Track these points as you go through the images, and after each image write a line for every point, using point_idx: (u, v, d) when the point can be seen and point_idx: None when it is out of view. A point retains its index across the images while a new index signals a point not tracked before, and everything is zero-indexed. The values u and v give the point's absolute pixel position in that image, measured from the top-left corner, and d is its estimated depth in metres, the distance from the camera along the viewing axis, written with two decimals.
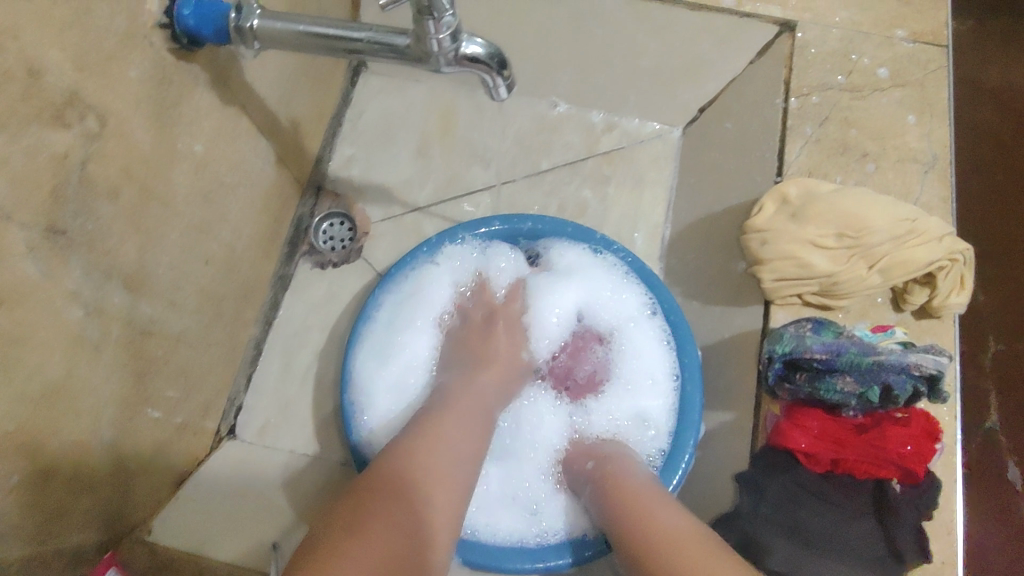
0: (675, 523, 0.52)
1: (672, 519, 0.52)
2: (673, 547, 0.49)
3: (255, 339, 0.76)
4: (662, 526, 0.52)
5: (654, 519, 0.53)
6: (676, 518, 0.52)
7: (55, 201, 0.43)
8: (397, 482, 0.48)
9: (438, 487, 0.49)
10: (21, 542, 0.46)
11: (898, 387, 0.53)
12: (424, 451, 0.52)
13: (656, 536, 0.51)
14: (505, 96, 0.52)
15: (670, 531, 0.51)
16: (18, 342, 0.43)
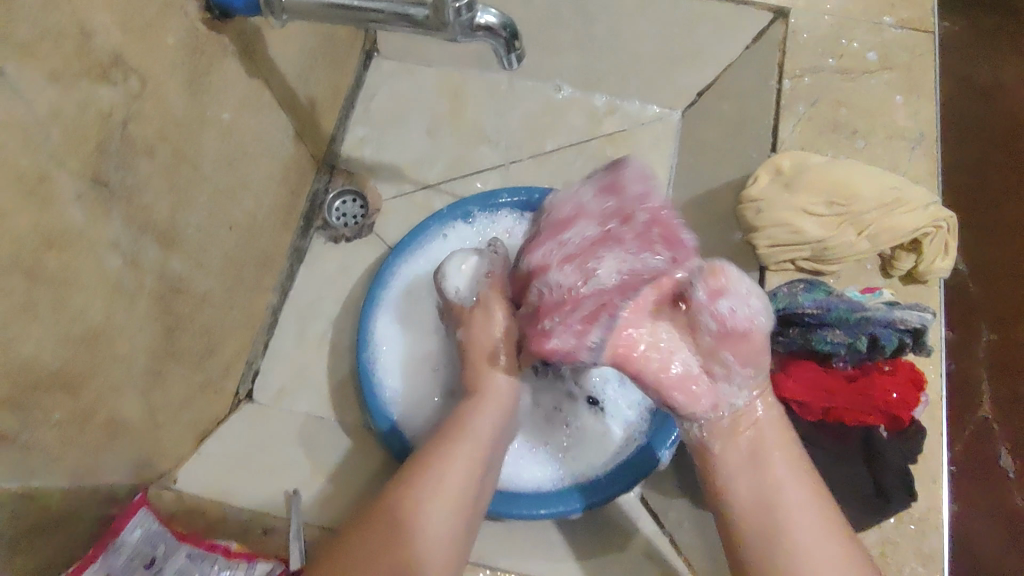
0: (819, 528, 0.51)
1: (813, 519, 0.51)
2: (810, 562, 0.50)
3: (273, 306, 0.81)
4: (810, 535, 0.50)
5: (795, 515, 0.51)
6: (822, 531, 0.51)
7: (100, 154, 0.46)
8: (409, 529, 0.51)
9: (449, 525, 0.53)
10: (61, 476, 0.49)
11: (884, 338, 0.57)
12: (440, 493, 0.53)
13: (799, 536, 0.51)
14: (514, 67, 0.55)
15: (808, 540, 0.50)
16: (62, 285, 0.45)
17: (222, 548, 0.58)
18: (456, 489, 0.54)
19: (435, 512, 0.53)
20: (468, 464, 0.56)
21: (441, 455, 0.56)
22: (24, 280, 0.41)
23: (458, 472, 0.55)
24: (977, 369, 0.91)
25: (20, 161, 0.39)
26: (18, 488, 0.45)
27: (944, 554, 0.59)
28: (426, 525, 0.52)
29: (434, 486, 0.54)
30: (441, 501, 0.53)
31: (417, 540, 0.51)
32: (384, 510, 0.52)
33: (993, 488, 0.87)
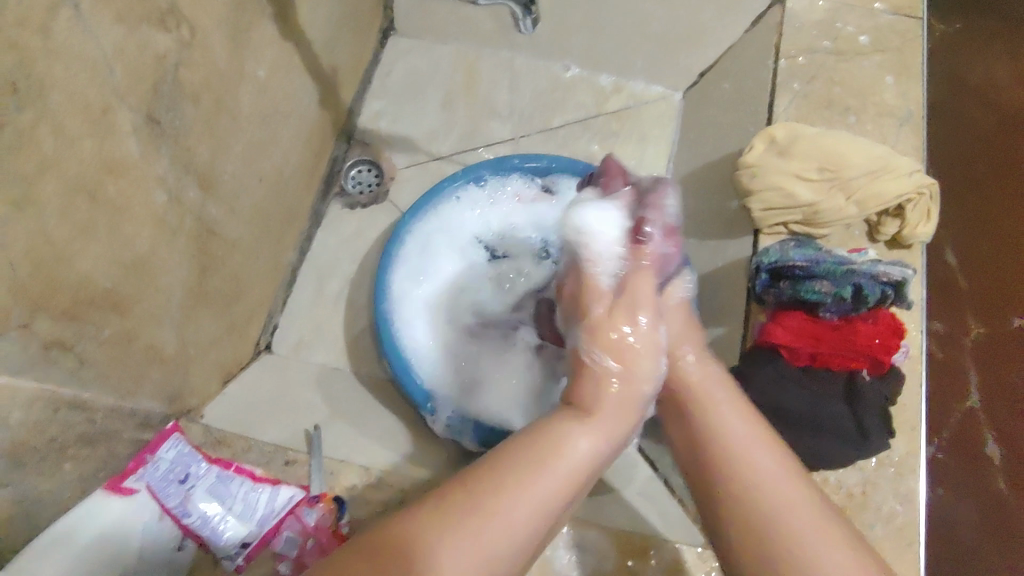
0: (752, 441, 0.49)
1: (763, 450, 0.49)
2: (757, 479, 0.47)
3: (293, 263, 0.87)
4: (753, 456, 0.48)
5: (726, 429, 0.51)
6: (765, 452, 0.48)
7: (154, 94, 0.50)
8: (452, 553, 0.37)
9: (498, 559, 0.39)
10: (109, 391, 0.53)
11: (869, 289, 0.62)
12: (509, 514, 0.40)
13: (742, 456, 0.48)
14: (528, 31, 0.59)
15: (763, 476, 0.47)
16: (118, 210, 0.49)
17: (249, 472, 0.62)
18: (524, 516, 0.40)
19: (493, 541, 0.39)
20: (554, 492, 0.42)
21: (526, 470, 0.42)
22: (87, 201, 0.46)
23: (525, 507, 0.40)
24: (965, 358, 0.90)
25: (91, 90, 0.44)
26: (72, 395, 0.49)
27: (922, 496, 0.63)
28: (469, 543, 0.38)
29: (501, 502, 0.40)
30: (502, 525, 0.39)
31: (447, 566, 0.37)
32: (431, 524, 0.38)
33: (979, 476, 0.85)
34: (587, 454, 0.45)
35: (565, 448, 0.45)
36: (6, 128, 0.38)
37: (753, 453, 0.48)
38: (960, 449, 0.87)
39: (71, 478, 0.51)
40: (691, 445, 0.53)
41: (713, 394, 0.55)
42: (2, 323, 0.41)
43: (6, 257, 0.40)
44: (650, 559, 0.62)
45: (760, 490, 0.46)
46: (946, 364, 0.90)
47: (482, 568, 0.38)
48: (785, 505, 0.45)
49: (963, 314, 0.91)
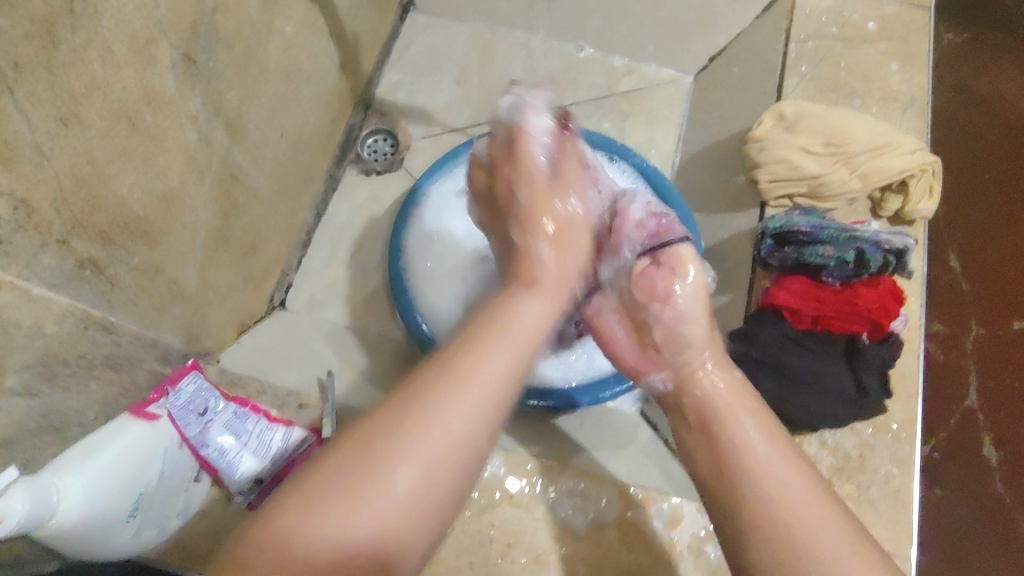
0: (776, 451, 0.45)
1: (768, 442, 0.46)
2: (776, 489, 0.43)
3: (308, 225, 0.89)
4: (767, 461, 0.44)
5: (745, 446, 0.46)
6: (788, 467, 0.44)
7: (193, 33, 0.53)
8: (406, 453, 0.36)
9: (463, 445, 0.38)
10: (136, 319, 0.55)
11: (871, 254, 0.64)
12: (461, 400, 0.39)
13: (759, 459, 0.45)
14: None
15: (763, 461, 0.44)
16: (154, 140, 0.51)
17: (263, 412, 0.63)
18: (475, 408, 0.39)
19: (454, 424, 0.38)
20: (513, 359, 0.42)
21: (468, 355, 0.41)
22: (126, 127, 0.48)
23: (479, 405, 0.39)
24: (965, 361, 0.96)
25: (137, 20, 0.46)
26: (101, 317, 0.51)
27: (915, 459, 0.64)
28: (435, 437, 0.37)
29: (453, 389, 0.39)
30: (451, 425, 0.38)
31: (407, 476, 0.36)
32: (392, 420, 0.37)
33: (978, 475, 0.91)
34: (536, 314, 0.46)
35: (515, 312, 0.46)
36: (60, 44, 0.40)
37: (773, 468, 0.44)
38: (957, 447, 0.93)
39: (97, 399, 0.53)
40: (709, 446, 0.48)
41: (726, 398, 0.50)
42: (45, 234, 0.43)
43: (52, 168, 0.42)
44: (650, 509, 0.63)
45: (768, 498, 0.42)
46: (947, 367, 0.95)
47: (438, 463, 0.37)
48: (805, 519, 0.41)
49: (963, 319, 0.97)
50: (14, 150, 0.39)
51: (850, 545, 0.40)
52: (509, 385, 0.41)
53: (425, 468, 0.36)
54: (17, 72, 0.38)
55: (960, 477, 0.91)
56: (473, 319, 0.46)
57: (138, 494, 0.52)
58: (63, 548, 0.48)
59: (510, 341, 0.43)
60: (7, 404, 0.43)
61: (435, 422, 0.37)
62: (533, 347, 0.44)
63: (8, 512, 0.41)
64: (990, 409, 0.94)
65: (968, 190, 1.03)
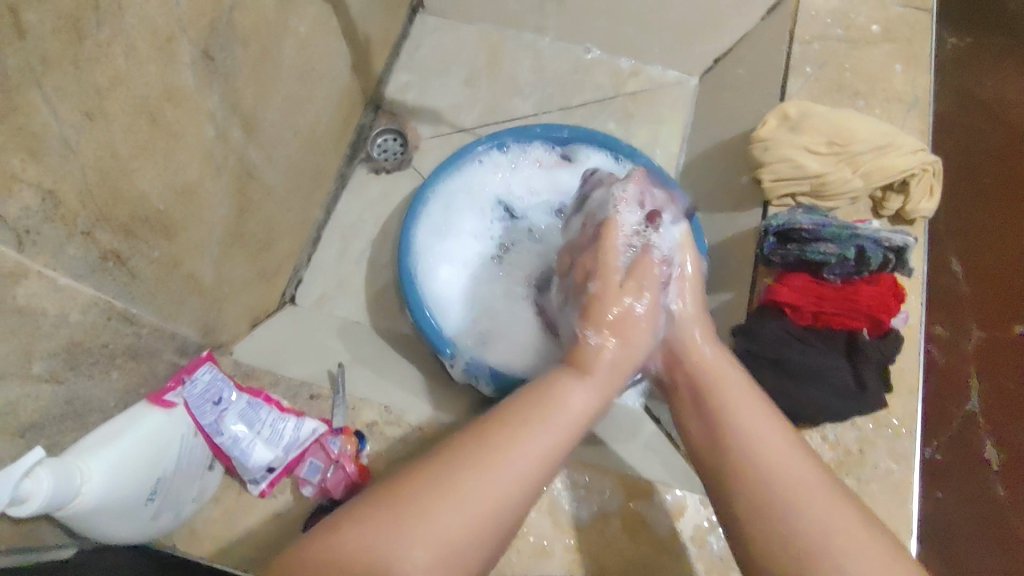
0: (769, 432, 0.45)
1: (766, 425, 0.46)
2: (770, 466, 0.43)
3: (318, 222, 0.91)
4: (758, 438, 0.45)
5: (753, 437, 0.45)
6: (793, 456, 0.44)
7: (211, 32, 0.54)
8: (446, 512, 0.37)
9: (505, 513, 0.39)
10: (155, 311, 0.57)
11: (871, 251, 0.65)
12: (508, 475, 0.40)
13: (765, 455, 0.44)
14: None
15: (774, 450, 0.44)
16: (174, 136, 0.53)
17: (276, 403, 0.65)
18: (515, 478, 0.40)
19: (481, 500, 0.38)
20: (552, 451, 0.42)
21: (518, 435, 0.42)
22: (148, 123, 0.50)
23: (530, 462, 0.41)
24: (965, 364, 0.97)
25: (158, 18, 0.48)
26: (123, 306, 0.52)
27: (915, 454, 0.65)
28: (465, 508, 0.38)
29: (500, 463, 0.40)
30: (499, 488, 0.39)
31: (462, 512, 0.38)
32: (438, 487, 0.38)
33: (978, 478, 0.92)
34: (582, 406, 0.46)
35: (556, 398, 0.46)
36: (86, 41, 0.42)
37: (771, 447, 0.44)
38: (959, 448, 0.93)
39: (116, 387, 0.54)
40: (706, 428, 0.49)
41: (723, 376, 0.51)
42: (69, 225, 0.45)
43: (78, 161, 0.44)
44: (653, 501, 0.64)
45: (767, 480, 0.42)
46: (949, 370, 0.96)
47: (478, 522, 0.38)
48: (781, 471, 0.43)
49: (965, 322, 0.98)
50: (42, 142, 0.41)
51: (835, 509, 0.40)
52: (547, 465, 0.42)
53: (469, 520, 0.38)
54: (45, 66, 0.39)
55: (963, 478, 0.92)
56: (516, 401, 0.45)
57: (157, 479, 0.54)
58: (84, 528, 0.50)
59: (553, 432, 0.43)
60: (34, 389, 0.45)
61: (482, 480, 0.39)
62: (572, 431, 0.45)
63: (33, 490, 0.43)
64: (988, 409, 0.95)
65: (971, 192, 1.04)
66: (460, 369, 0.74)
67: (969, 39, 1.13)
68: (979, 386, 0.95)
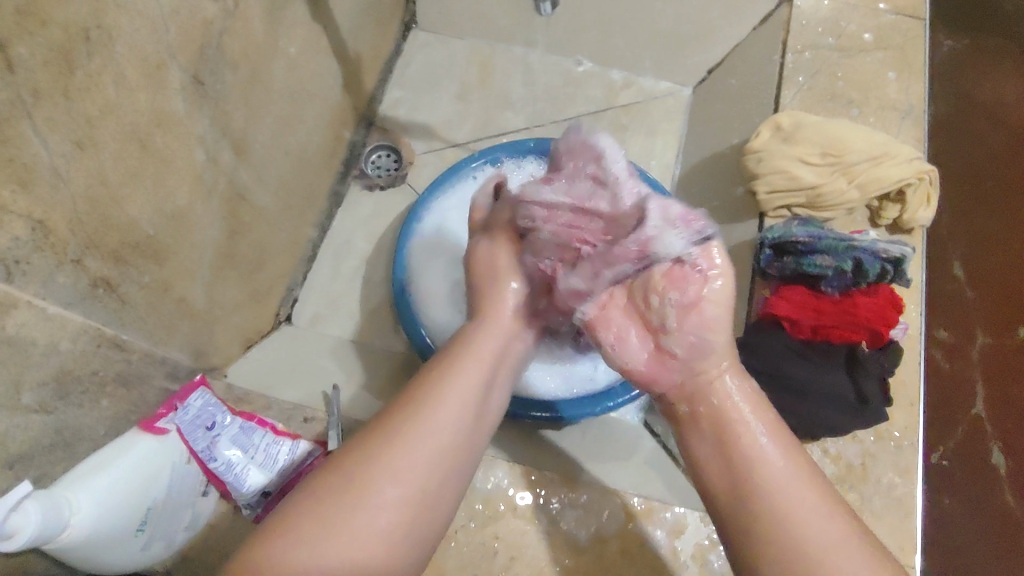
0: (792, 476, 0.47)
1: (791, 470, 0.47)
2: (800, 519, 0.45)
3: (312, 241, 0.90)
4: (780, 476, 0.47)
5: (780, 484, 0.47)
6: (797, 480, 0.47)
7: (201, 56, 0.54)
8: (368, 503, 0.45)
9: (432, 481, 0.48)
10: (144, 335, 0.56)
11: (869, 263, 0.65)
12: (423, 444, 0.48)
13: (775, 481, 0.47)
14: (549, 11, 0.72)
15: (778, 475, 0.47)
16: (164, 161, 0.53)
17: (270, 426, 0.64)
18: (423, 460, 0.47)
19: (412, 469, 0.47)
20: (460, 411, 0.51)
21: (421, 411, 0.49)
22: (138, 149, 0.50)
23: (449, 421, 0.50)
24: (971, 371, 0.95)
25: (148, 45, 0.48)
26: (113, 333, 0.52)
27: (918, 468, 0.64)
28: (403, 475, 0.46)
29: (416, 436, 0.48)
30: (415, 468, 0.47)
31: (395, 486, 0.46)
32: (351, 465, 0.46)
33: (987, 487, 0.91)
34: (478, 374, 0.53)
35: (454, 381, 0.52)
36: (77, 70, 0.42)
37: (804, 511, 0.45)
38: (964, 455, 0.92)
39: (107, 415, 0.54)
40: (724, 463, 0.49)
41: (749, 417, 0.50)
42: (60, 252, 0.44)
43: (68, 191, 0.44)
44: (651, 521, 0.63)
45: (778, 499, 0.46)
46: (952, 376, 0.95)
47: (404, 502, 0.46)
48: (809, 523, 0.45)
49: (969, 327, 0.97)
50: (31, 173, 0.40)
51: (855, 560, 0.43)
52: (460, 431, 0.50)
53: (399, 493, 0.46)
54: (35, 98, 0.39)
55: (968, 485, 0.91)
56: (390, 427, 0.48)
57: (148, 507, 0.54)
58: (75, 560, 0.49)
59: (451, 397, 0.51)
60: (24, 420, 0.44)
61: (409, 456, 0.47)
62: (476, 390, 0.52)
63: (18, 527, 0.42)
64: (995, 418, 0.94)
65: (969, 197, 1.03)
66: None
67: (964, 43, 1.12)
68: (985, 393, 0.94)
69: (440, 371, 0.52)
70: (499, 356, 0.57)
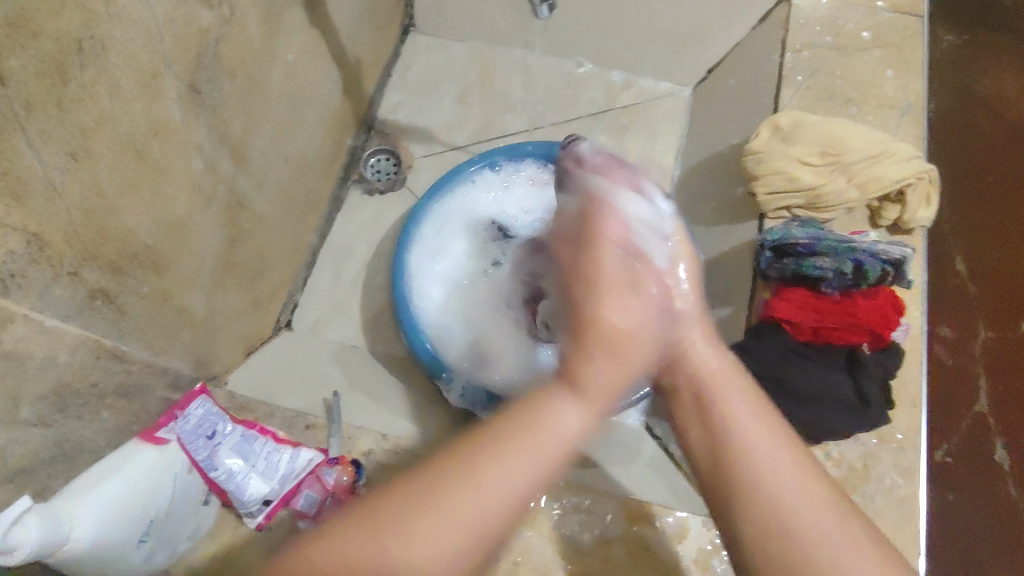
0: (772, 441, 0.39)
1: (782, 453, 0.39)
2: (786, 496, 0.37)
3: (312, 246, 0.90)
4: (761, 448, 0.39)
5: (759, 455, 0.39)
6: (780, 447, 0.39)
7: (196, 65, 0.54)
8: (420, 533, 0.31)
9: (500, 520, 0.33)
10: (144, 345, 0.56)
11: (870, 265, 0.65)
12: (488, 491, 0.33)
13: (751, 451, 0.39)
14: (546, 13, 0.71)
15: (757, 446, 0.39)
16: (160, 170, 0.53)
17: (271, 434, 0.64)
18: (525, 468, 0.34)
19: (476, 517, 0.32)
20: (534, 476, 0.34)
21: (506, 446, 0.34)
22: (133, 159, 0.49)
23: (524, 475, 0.34)
24: (974, 366, 0.95)
25: (143, 55, 0.48)
26: (113, 344, 0.52)
27: (921, 469, 0.63)
28: (459, 520, 0.32)
29: (488, 476, 0.33)
30: (486, 506, 0.33)
31: (455, 524, 0.32)
32: (392, 505, 0.32)
33: (988, 481, 0.91)
34: (576, 433, 0.36)
35: (551, 424, 0.36)
36: (69, 82, 0.42)
37: (788, 480, 0.38)
38: (966, 451, 0.92)
39: (107, 426, 0.53)
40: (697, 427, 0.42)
41: (719, 376, 0.43)
42: (56, 265, 0.44)
43: (63, 203, 0.44)
44: (653, 525, 0.63)
45: (751, 472, 0.38)
46: (955, 372, 0.95)
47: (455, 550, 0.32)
48: (794, 497, 0.37)
49: (971, 323, 0.97)
50: (25, 187, 0.40)
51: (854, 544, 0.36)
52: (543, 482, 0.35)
53: (450, 540, 0.32)
54: (28, 110, 0.39)
55: (969, 479, 0.91)
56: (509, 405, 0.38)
57: (150, 518, 0.54)
58: (76, 572, 0.49)
59: (548, 452, 0.35)
60: (23, 433, 0.44)
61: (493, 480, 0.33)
62: (560, 467, 0.35)
63: (19, 542, 0.42)
64: (999, 415, 0.93)
65: (971, 194, 1.02)
66: (457, 394, 0.75)
67: (964, 39, 1.11)
68: (989, 391, 0.94)
69: (529, 421, 0.35)
70: (583, 444, 0.36)
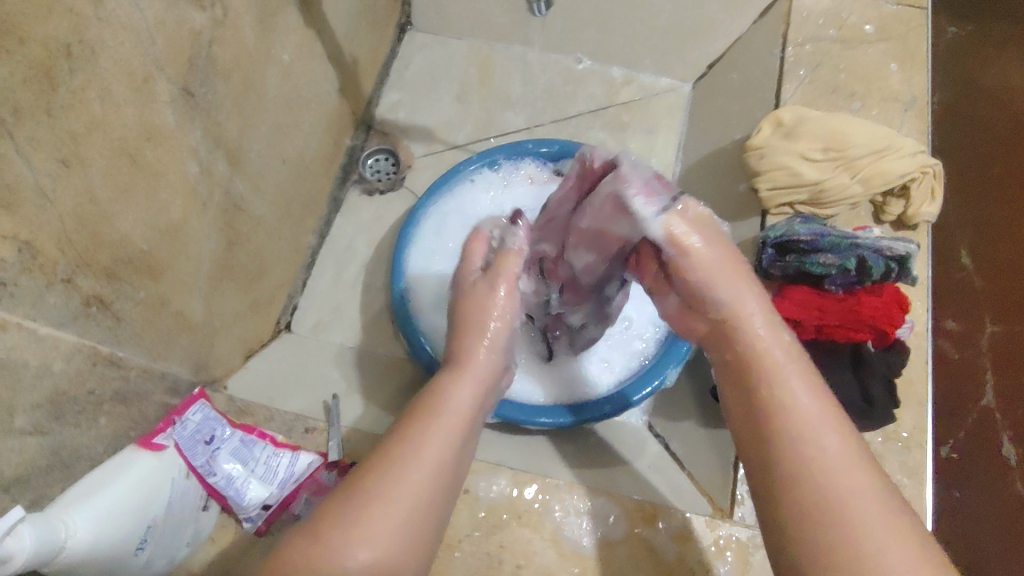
0: (820, 416, 0.41)
1: (838, 443, 0.40)
2: (839, 490, 0.38)
3: (312, 248, 0.90)
4: (812, 428, 0.41)
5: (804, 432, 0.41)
6: (829, 431, 0.41)
7: (190, 67, 0.54)
8: (364, 534, 0.38)
9: (422, 507, 0.41)
10: (141, 350, 0.56)
11: (873, 261, 0.64)
12: (408, 479, 0.41)
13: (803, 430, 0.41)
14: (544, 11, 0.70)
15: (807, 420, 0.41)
16: (155, 175, 0.52)
17: (270, 438, 0.64)
18: (433, 454, 0.43)
19: (398, 504, 0.40)
20: (444, 441, 0.44)
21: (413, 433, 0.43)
22: (127, 165, 0.49)
23: (432, 453, 0.43)
24: (981, 360, 0.94)
25: (134, 58, 0.47)
26: (108, 351, 0.51)
27: (927, 467, 0.62)
28: (383, 513, 0.39)
29: (404, 468, 0.41)
30: (408, 489, 0.41)
31: (385, 512, 0.40)
32: (336, 517, 0.39)
33: (998, 475, 0.90)
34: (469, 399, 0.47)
35: (447, 397, 0.47)
36: (59, 87, 0.41)
37: (840, 474, 0.39)
38: (973, 445, 0.91)
39: (104, 432, 0.53)
40: (746, 406, 0.44)
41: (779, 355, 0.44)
42: (49, 273, 0.44)
43: (55, 210, 0.43)
44: (658, 527, 0.62)
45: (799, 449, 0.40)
46: (961, 367, 0.94)
47: (397, 536, 0.39)
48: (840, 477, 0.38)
49: (978, 318, 0.96)
50: (16, 194, 0.40)
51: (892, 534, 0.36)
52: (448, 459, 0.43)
53: (386, 530, 0.39)
54: (17, 117, 0.38)
55: (976, 475, 0.90)
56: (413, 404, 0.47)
57: (148, 525, 0.53)
58: None
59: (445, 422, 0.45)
60: (18, 441, 0.44)
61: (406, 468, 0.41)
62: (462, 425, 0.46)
63: (15, 550, 0.41)
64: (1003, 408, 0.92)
65: (977, 187, 1.01)
66: None
67: (970, 30, 1.10)
68: (997, 382, 0.93)
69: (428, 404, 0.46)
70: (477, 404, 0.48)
